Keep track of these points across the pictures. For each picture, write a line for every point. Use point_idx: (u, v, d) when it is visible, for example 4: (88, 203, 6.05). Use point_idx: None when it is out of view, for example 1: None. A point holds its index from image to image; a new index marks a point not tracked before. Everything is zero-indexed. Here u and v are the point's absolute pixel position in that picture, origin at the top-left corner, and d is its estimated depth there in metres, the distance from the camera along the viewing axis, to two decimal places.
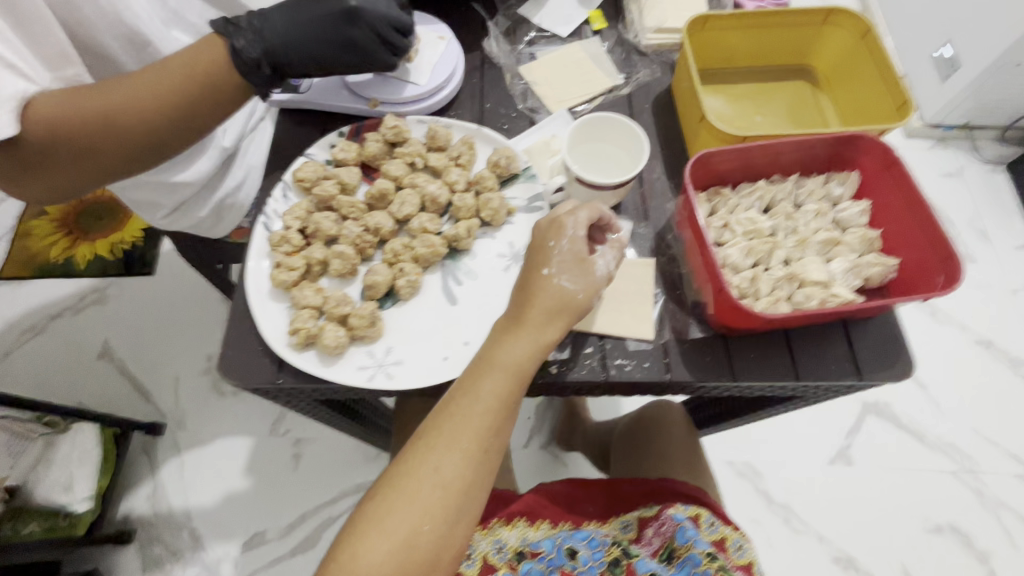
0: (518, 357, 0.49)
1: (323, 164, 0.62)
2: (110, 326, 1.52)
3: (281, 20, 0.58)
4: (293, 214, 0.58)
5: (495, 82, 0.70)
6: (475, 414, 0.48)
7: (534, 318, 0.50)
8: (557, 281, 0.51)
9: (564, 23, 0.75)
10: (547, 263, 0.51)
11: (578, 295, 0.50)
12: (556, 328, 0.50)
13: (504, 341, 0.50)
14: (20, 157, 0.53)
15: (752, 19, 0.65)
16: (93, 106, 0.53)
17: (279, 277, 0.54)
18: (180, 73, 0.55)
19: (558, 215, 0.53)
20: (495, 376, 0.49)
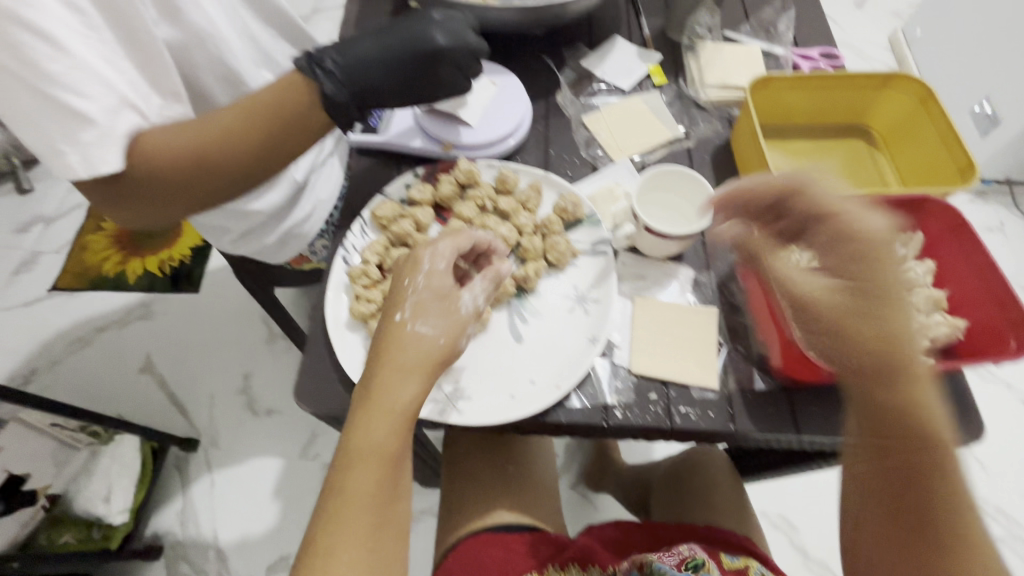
0: (379, 432, 0.45)
1: (399, 202, 0.65)
2: (154, 340, 1.57)
3: (370, 61, 0.61)
4: (372, 250, 0.61)
5: (560, 130, 0.74)
6: (360, 508, 0.44)
7: (387, 383, 0.47)
8: (414, 328, 0.49)
9: (626, 76, 0.79)
10: (399, 311, 0.49)
11: (439, 338, 0.49)
12: (415, 381, 0.48)
13: (360, 425, 0.45)
14: (125, 192, 0.55)
15: (813, 81, 0.68)
16: (185, 142, 0.54)
17: (358, 309, 0.57)
18: (273, 109, 0.57)
19: (415, 252, 0.54)
20: (363, 465, 0.44)
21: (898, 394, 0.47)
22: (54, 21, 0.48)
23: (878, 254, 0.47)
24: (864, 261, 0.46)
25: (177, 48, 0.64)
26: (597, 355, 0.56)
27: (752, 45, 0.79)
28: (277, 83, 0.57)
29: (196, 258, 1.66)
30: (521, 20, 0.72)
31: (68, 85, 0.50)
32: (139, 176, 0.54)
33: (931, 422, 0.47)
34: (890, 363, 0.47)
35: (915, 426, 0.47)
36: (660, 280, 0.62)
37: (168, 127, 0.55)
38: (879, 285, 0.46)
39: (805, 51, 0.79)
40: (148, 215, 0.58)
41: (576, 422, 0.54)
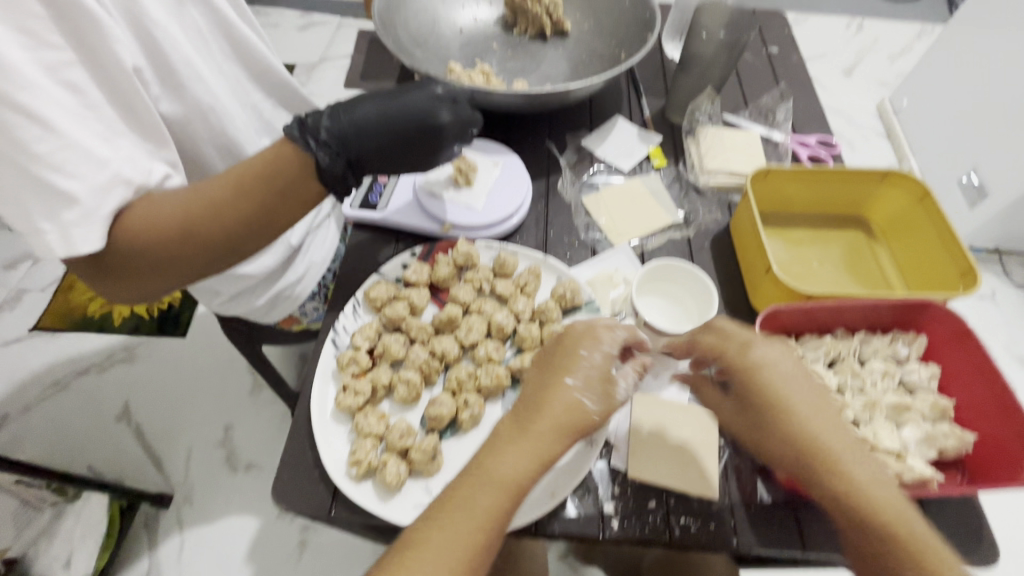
0: (512, 469, 0.44)
1: (394, 283, 0.64)
2: (134, 386, 1.51)
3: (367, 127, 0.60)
4: (363, 334, 0.59)
5: (559, 211, 0.73)
6: (466, 532, 0.42)
7: (539, 433, 0.46)
8: (578, 397, 0.47)
9: (626, 157, 0.80)
10: (571, 374, 0.48)
11: (594, 417, 0.47)
12: (561, 445, 0.46)
13: (500, 450, 0.45)
14: (106, 268, 0.52)
15: (813, 175, 0.69)
16: (175, 214, 0.51)
17: (345, 401, 0.54)
18: (260, 181, 0.54)
19: (596, 325, 0.52)
20: (489, 488, 0.43)
21: (852, 525, 0.44)
22: (49, 101, 0.46)
23: (787, 391, 0.49)
24: (780, 403, 0.48)
25: (178, 123, 0.63)
26: (593, 458, 0.54)
27: (751, 131, 0.80)
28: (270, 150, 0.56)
29: (184, 301, 1.62)
30: (526, 102, 0.73)
31: (57, 165, 0.47)
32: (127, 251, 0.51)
33: (908, 542, 0.42)
34: (833, 491, 0.45)
35: (889, 551, 0.42)
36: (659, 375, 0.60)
37: (156, 198, 0.53)
38: (788, 415, 0.48)
39: (803, 138, 0.81)
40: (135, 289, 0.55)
41: (572, 531, 0.52)
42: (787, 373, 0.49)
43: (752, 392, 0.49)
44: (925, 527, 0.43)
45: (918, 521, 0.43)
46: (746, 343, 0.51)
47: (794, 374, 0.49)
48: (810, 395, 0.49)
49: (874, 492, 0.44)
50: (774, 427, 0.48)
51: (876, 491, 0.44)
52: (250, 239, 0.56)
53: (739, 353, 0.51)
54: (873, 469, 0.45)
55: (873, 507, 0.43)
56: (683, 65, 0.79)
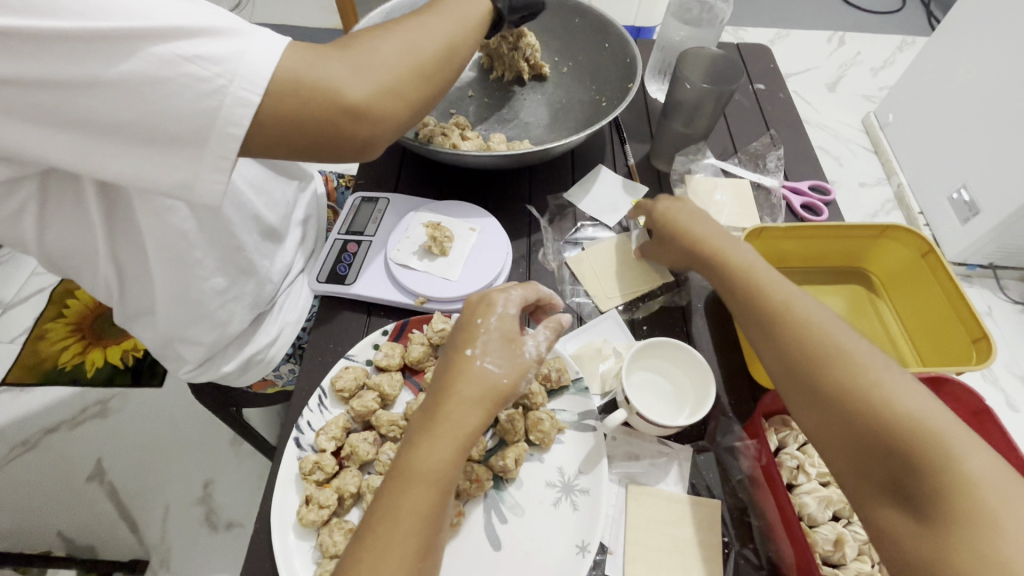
0: (436, 461, 0.43)
1: (365, 367, 0.59)
2: (106, 442, 1.44)
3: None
4: (328, 433, 0.53)
5: (542, 273, 0.69)
6: (401, 538, 0.40)
7: (454, 407, 0.45)
8: (481, 363, 0.48)
9: (611, 210, 0.75)
10: (472, 343, 0.49)
11: (503, 380, 0.47)
12: (479, 414, 0.46)
13: (421, 447, 0.43)
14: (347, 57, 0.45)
15: (809, 231, 0.65)
16: (389, 50, 0.47)
17: (307, 517, 0.48)
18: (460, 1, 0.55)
19: (489, 293, 0.53)
20: (416, 487, 0.42)
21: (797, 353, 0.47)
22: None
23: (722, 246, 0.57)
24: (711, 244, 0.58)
25: (125, 201, 0.59)
26: (586, 570, 0.48)
27: (741, 179, 0.77)
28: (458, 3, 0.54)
29: None
30: (503, 161, 0.69)
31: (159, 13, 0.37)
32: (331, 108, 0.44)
33: (854, 372, 0.43)
34: (770, 312, 0.50)
35: (837, 376, 0.44)
36: (655, 463, 0.55)
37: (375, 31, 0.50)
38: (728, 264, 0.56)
39: (795, 184, 0.77)
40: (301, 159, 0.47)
41: None
42: (705, 217, 0.61)
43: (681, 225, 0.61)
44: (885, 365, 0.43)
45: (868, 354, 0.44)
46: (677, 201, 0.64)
47: (714, 224, 0.60)
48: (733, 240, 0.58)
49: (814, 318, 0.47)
50: (715, 267, 0.57)
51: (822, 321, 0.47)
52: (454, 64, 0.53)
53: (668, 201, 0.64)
54: (816, 302, 0.49)
55: (817, 331, 0.46)
56: (667, 112, 0.75)
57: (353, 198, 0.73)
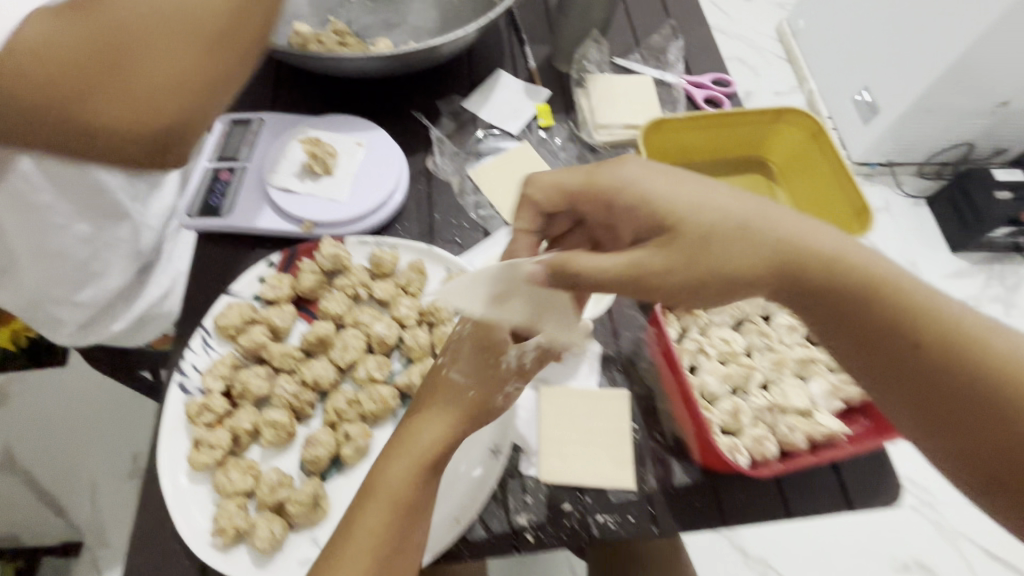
0: (396, 479, 0.41)
1: (250, 302, 0.54)
2: (16, 429, 1.32)
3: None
4: (215, 374, 0.49)
5: (443, 188, 0.65)
6: (357, 557, 0.39)
7: (419, 420, 0.44)
8: (449, 373, 0.46)
9: (513, 117, 0.71)
10: (448, 362, 0.46)
11: (468, 391, 0.45)
12: (445, 425, 0.44)
13: (386, 462, 0.42)
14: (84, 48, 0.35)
15: (707, 120, 0.64)
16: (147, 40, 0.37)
17: (198, 460, 0.45)
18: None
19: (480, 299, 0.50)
20: (375, 504, 0.41)
21: (847, 312, 0.39)
22: None
23: (698, 190, 0.41)
24: (689, 216, 0.40)
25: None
26: (500, 470, 0.49)
27: (643, 76, 0.74)
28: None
29: None
30: (383, 66, 0.63)
31: None
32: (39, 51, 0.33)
33: (908, 310, 0.37)
34: (802, 276, 0.39)
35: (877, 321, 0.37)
36: (565, 364, 0.55)
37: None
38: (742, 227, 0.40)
39: (696, 79, 0.75)
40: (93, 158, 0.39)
41: (483, 554, 0.47)
42: (686, 177, 0.42)
43: (670, 208, 0.40)
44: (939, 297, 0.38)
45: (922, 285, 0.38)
46: (633, 179, 0.42)
47: (704, 181, 0.42)
48: (721, 188, 0.41)
49: (855, 262, 0.39)
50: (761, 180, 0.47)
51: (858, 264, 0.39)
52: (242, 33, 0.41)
53: (614, 167, 0.44)
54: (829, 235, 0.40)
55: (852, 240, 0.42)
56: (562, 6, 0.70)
57: (221, 120, 0.64)
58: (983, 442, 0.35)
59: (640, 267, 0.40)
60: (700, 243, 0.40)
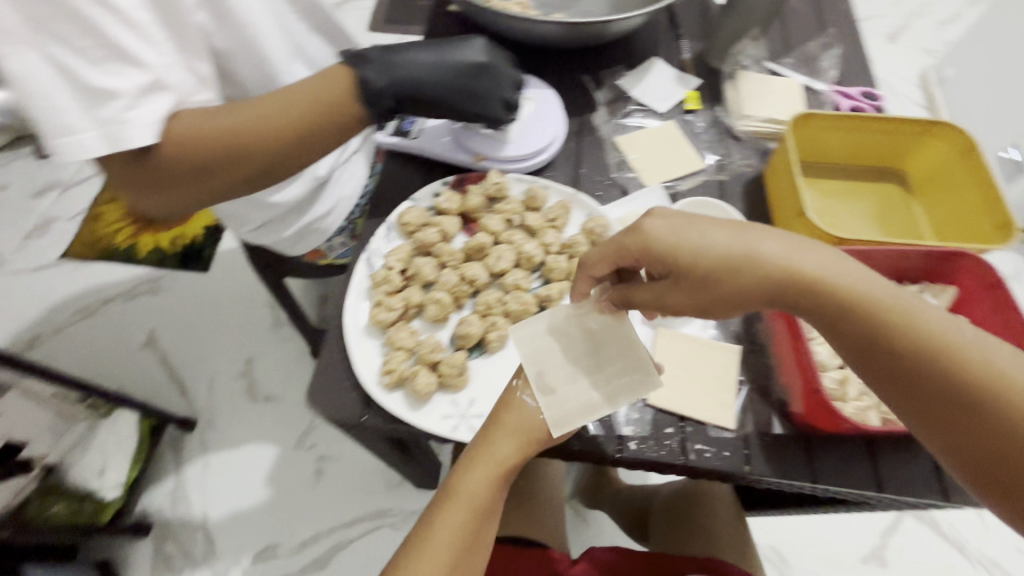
0: (476, 488, 0.48)
1: (426, 210, 0.65)
2: (156, 315, 1.46)
3: (408, 71, 0.59)
4: (396, 256, 0.61)
5: (592, 148, 0.73)
6: (440, 548, 0.47)
7: (495, 438, 0.49)
8: (522, 397, 0.51)
9: (662, 99, 0.78)
10: (517, 375, 0.53)
11: (539, 415, 0.50)
12: (516, 444, 0.49)
13: (464, 471, 0.49)
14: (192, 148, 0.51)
15: (855, 121, 0.68)
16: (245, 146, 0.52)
17: (378, 316, 0.56)
18: (309, 101, 0.54)
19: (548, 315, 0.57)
20: (456, 506, 0.48)
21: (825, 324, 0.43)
22: None
23: (697, 230, 0.45)
24: (690, 254, 0.44)
25: (225, 57, 0.62)
26: None
27: (792, 79, 0.78)
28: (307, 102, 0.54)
29: (206, 237, 1.53)
30: (563, 35, 0.74)
31: None
32: (177, 168, 0.51)
33: (876, 312, 0.41)
34: (790, 298, 0.43)
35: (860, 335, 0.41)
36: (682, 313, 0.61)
37: (223, 107, 0.53)
38: (738, 267, 0.44)
39: (846, 90, 0.77)
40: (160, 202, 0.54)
41: (589, 450, 0.54)
42: (685, 223, 0.46)
43: (675, 252, 0.45)
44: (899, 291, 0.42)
45: (881, 282, 0.42)
46: (643, 234, 0.46)
47: (704, 222, 0.45)
48: (713, 231, 0.45)
49: (829, 280, 0.42)
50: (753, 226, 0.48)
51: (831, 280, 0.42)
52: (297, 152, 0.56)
53: (635, 229, 0.47)
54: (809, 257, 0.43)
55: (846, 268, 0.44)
56: (729, 5, 0.76)
57: None
58: (966, 437, 0.38)
59: (664, 304, 0.47)
60: (707, 283, 0.44)
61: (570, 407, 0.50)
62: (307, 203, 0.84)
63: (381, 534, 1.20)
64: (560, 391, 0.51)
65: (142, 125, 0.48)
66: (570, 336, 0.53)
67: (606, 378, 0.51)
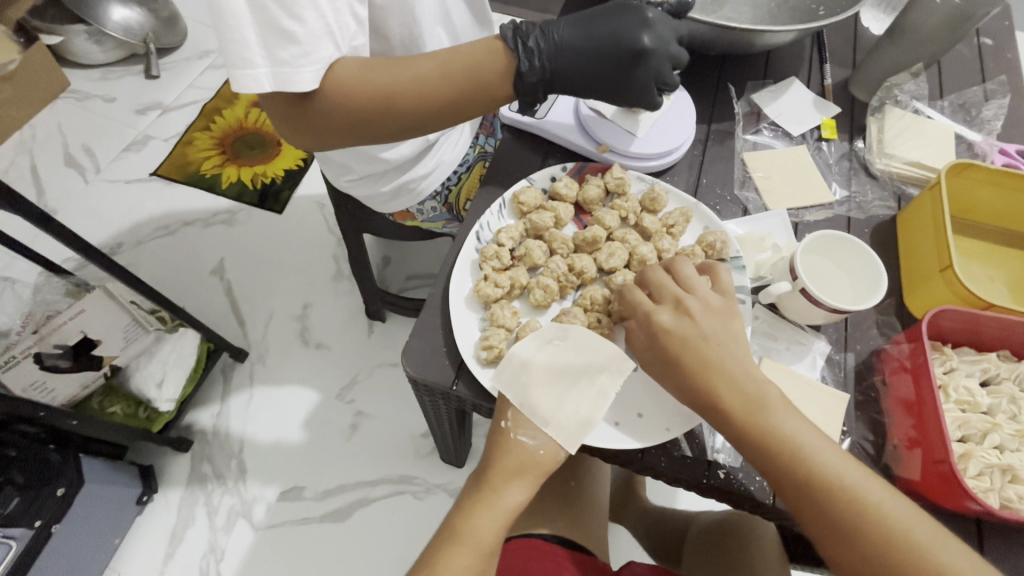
0: (483, 529, 0.49)
1: (541, 192, 0.64)
2: (229, 246, 1.50)
3: (567, 68, 0.58)
4: (508, 233, 0.60)
5: (715, 160, 0.70)
6: None
7: (500, 482, 0.51)
8: (516, 436, 0.51)
9: (796, 121, 0.74)
10: (503, 417, 0.52)
11: (538, 453, 0.51)
12: (518, 486, 0.51)
13: (470, 512, 0.50)
14: (344, 96, 0.54)
15: (1015, 180, 0.62)
16: (390, 101, 0.55)
17: (484, 290, 0.55)
18: (458, 68, 0.55)
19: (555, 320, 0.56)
20: (462, 548, 0.49)
21: (749, 449, 0.46)
22: None
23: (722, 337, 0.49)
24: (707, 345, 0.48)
25: (378, 10, 0.64)
26: None
27: (944, 125, 0.72)
28: (456, 70, 0.55)
29: (287, 180, 1.58)
30: (710, 36, 0.71)
31: None
32: (332, 108, 0.55)
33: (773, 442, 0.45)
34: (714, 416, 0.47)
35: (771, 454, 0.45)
36: (793, 346, 0.57)
37: (381, 63, 0.55)
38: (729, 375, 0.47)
39: (1005, 146, 0.71)
40: (303, 137, 0.59)
41: (674, 469, 0.52)
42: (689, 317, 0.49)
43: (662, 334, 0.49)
44: (852, 471, 0.45)
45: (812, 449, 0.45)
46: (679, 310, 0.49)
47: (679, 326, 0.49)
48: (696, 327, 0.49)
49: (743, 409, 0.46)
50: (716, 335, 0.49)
51: (784, 428, 0.45)
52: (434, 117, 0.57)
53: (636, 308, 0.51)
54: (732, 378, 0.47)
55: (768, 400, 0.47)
56: (891, 35, 0.71)
57: None
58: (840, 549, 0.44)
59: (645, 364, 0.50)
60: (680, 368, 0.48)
61: (566, 425, 0.50)
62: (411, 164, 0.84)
63: (402, 499, 1.20)
64: (554, 418, 0.51)
65: (308, 69, 0.52)
66: (545, 357, 0.53)
67: (587, 394, 0.51)
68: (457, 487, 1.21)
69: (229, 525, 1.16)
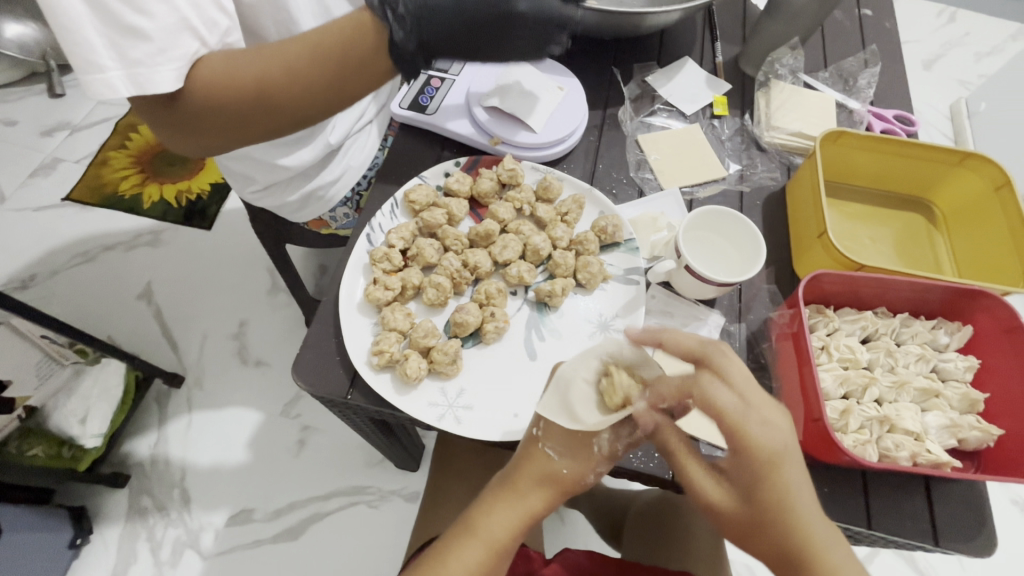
0: (498, 530, 0.47)
1: (434, 189, 0.63)
2: (155, 267, 1.43)
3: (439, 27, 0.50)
4: (399, 234, 0.59)
5: (612, 145, 0.71)
6: None
7: (522, 488, 0.48)
8: (544, 448, 0.48)
9: (690, 100, 0.75)
10: (537, 424, 0.49)
11: (563, 468, 0.47)
12: (542, 496, 0.48)
13: (487, 510, 0.48)
14: (210, 94, 0.51)
15: (887, 144, 0.65)
16: (258, 94, 0.51)
17: (374, 294, 0.54)
18: (325, 50, 0.50)
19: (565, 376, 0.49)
20: (471, 544, 0.47)
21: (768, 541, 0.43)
22: None
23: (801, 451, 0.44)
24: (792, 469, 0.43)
25: (248, 10, 0.62)
26: None
27: (825, 94, 0.75)
28: (325, 51, 0.50)
29: (214, 195, 1.51)
30: (597, 23, 0.71)
31: None
32: (203, 104, 0.52)
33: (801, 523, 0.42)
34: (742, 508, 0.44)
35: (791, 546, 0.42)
36: (687, 321, 0.59)
37: (248, 54, 0.51)
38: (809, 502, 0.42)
39: (881, 111, 0.74)
40: (186, 142, 0.56)
41: None
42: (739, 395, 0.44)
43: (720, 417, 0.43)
44: None
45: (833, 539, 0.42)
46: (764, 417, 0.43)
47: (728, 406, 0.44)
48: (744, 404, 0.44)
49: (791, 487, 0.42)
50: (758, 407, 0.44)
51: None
52: (313, 106, 0.53)
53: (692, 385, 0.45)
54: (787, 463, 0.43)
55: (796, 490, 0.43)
56: (769, 11, 0.73)
57: None
58: None
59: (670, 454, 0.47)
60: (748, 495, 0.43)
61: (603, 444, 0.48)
62: (315, 168, 0.82)
63: (357, 511, 1.18)
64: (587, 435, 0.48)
65: (167, 68, 0.49)
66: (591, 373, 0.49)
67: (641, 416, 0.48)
68: (412, 491, 1.20)
69: (176, 557, 1.12)
